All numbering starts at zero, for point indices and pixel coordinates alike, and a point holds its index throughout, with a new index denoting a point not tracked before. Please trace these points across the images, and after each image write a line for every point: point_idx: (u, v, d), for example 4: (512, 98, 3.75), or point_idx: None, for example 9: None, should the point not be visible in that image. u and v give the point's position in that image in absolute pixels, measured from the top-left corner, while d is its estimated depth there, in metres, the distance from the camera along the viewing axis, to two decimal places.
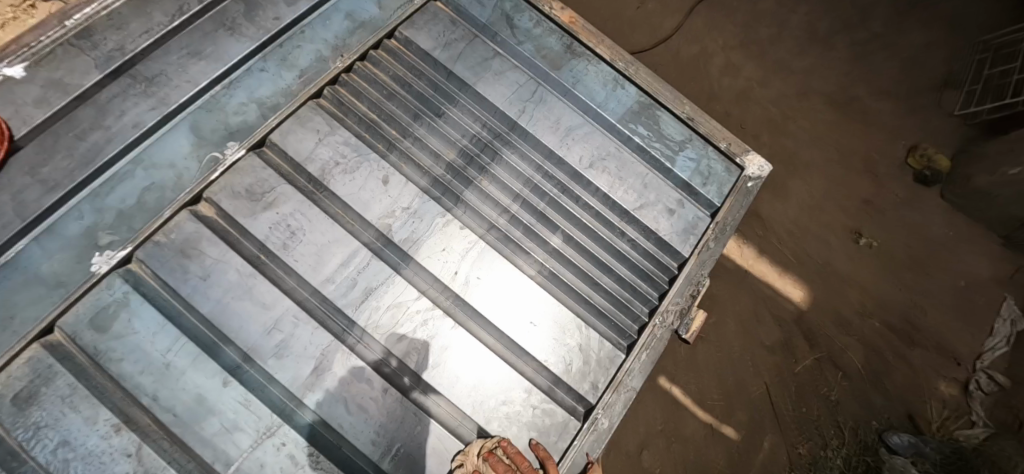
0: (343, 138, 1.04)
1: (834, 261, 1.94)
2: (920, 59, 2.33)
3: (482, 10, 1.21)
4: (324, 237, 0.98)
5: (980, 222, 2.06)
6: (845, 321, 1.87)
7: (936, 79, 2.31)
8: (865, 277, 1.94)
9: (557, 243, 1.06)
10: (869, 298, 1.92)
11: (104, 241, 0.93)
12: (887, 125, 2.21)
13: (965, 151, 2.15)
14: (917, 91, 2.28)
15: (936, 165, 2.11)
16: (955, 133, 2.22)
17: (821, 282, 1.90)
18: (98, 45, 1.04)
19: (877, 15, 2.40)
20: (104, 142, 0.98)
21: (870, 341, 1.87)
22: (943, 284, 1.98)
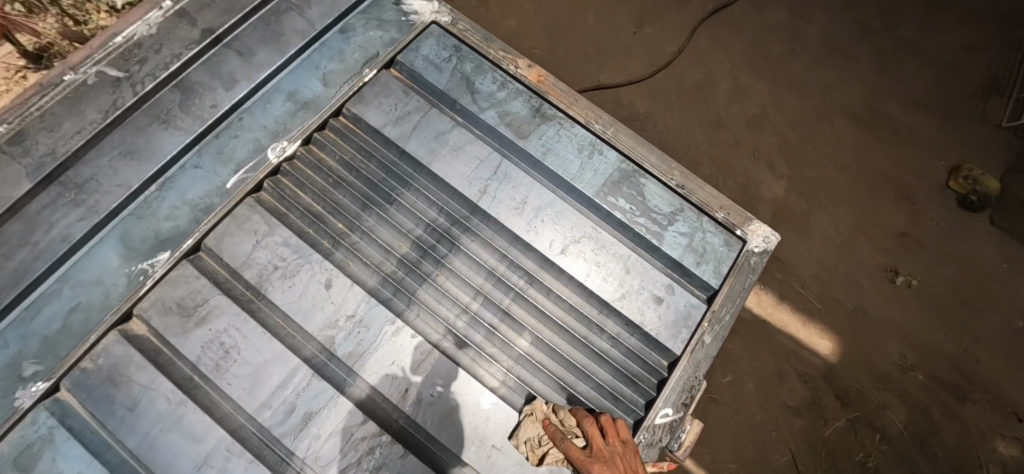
0: (282, 238, 0.95)
1: (865, 305, 1.88)
2: (951, 75, 2.30)
3: (439, 74, 1.09)
4: (260, 355, 0.89)
5: None
6: (882, 375, 1.80)
7: (970, 92, 2.26)
8: (905, 323, 1.87)
9: (524, 347, 0.95)
10: (909, 346, 1.84)
11: (28, 372, 0.85)
12: (922, 145, 2.15)
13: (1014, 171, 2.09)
14: (955, 105, 2.23)
15: (982, 187, 2.03)
16: (1002, 148, 2.15)
17: (854, 332, 1.85)
18: (30, 150, 0.98)
19: (902, 26, 2.40)
20: (31, 260, 0.91)
21: (914, 399, 1.77)
22: (996, 324, 1.88)
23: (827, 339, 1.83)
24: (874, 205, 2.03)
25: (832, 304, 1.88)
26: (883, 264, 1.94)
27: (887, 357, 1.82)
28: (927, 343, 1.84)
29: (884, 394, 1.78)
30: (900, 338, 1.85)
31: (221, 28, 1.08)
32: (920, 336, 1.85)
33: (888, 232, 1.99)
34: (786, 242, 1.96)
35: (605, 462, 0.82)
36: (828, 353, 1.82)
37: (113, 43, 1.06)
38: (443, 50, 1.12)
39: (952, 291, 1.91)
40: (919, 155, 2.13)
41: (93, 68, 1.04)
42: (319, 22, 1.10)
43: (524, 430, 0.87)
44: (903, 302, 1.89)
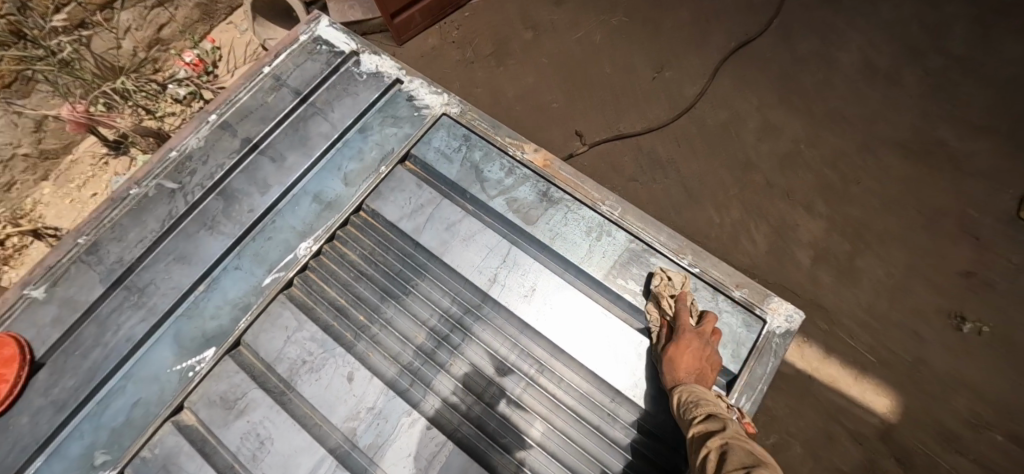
0: (310, 333, 1.04)
1: (929, 356, 1.75)
2: (1019, 91, 2.12)
3: (449, 165, 1.16)
4: (291, 446, 0.96)
5: None
6: (953, 436, 1.66)
7: None
8: (977, 376, 1.72)
9: (537, 436, 0.97)
10: (986, 402, 1.69)
11: (99, 461, 0.98)
12: (989, 173, 1.98)
13: None
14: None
15: None
16: None
17: (917, 387, 1.72)
18: (103, 258, 1.14)
19: (954, 41, 2.24)
20: (102, 359, 1.05)
21: (992, 463, 1.62)
22: None
23: (883, 395, 1.72)
24: (934, 243, 1.89)
25: (888, 357, 1.76)
26: (945, 309, 1.81)
27: (958, 416, 1.68)
28: (1005, 400, 1.69)
29: (957, 457, 1.64)
30: (972, 393, 1.70)
31: (257, 137, 1.21)
32: (995, 390, 1.70)
33: (953, 273, 1.85)
34: (832, 286, 1.87)
35: (704, 338, 0.93)
36: (886, 410, 1.70)
37: (168, 157, 1.21)
38: (451, 140, 1.19)
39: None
40: (985, 184, 1.96)
41: (153, 182, 1.20)
42: (341, 124, 1.21)
43: (672, 275, 1.01)
44: (973, 350, 1.75)
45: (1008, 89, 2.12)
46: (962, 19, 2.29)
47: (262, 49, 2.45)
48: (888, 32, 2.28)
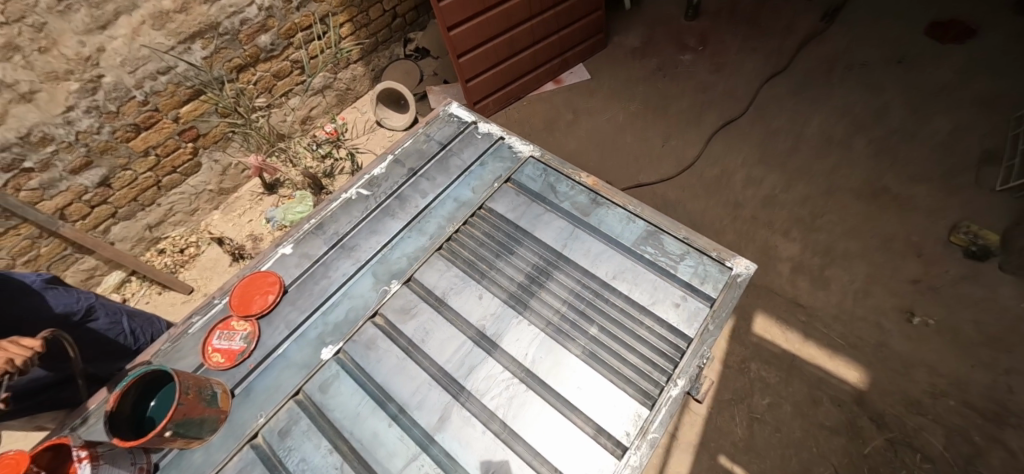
0: (455, 273, 1.73)
1: (889, 342, 2.28)
2: (948, 151, 2.80)
3: (535, 183, 1.92)
4: (445, 334, 1.61)
5: None
6: (916, 402, 2.13)
7: (968, 163, 2.74)
8: (929, 357, 2.22)
9: (594, 332, 1.57)
10: (940, 377, 2.17)
11: (328, 340, 1.65)
12: (928, 210, 2.61)
13: (1016, 225, 2.43)
14: (954, 175, 2.71)
15: (982, 241, 2.42)
16: (1007, 206, 2.56)
17: (882, 365, 2.23)
18: (325, 231, 1.89)
19: (893, 117, 2.99)
20: (328, 285, 1.76)
21: (950, 424, 2.07)
22: None
23: (854, 369, 2.23)
24: (886, 260, 2.49)
25: (856, 342, 2.30)
26: (898, 307, 2.36)
27: (917, 386, 2.16)
28: (956, 375, 2.16)
29: (919, 417, 2.10)
30: (927, 369, 2.19)
31: (418, 167, 2.03)
32: (946, 368, 2.19)
33: (901, 280, 2.43)
34: (807, 291, 2.46)
35: None
36: (858, 381, 2.20)
37: (363, 178, 2.03)
38: (536, 170, 1.95)
39: (972, 330, 2.26)
40: (924, 217, 2.59)
41: (354, 191, 1.99)
42: (469, 160, 2.01)
43: None
44: (923, 336, 2.27)
45: (939, 150, 2.81)
46: (899, 103, 3.05)
47: (377, 125, 3.52)
48: (840, 113, 3.07)
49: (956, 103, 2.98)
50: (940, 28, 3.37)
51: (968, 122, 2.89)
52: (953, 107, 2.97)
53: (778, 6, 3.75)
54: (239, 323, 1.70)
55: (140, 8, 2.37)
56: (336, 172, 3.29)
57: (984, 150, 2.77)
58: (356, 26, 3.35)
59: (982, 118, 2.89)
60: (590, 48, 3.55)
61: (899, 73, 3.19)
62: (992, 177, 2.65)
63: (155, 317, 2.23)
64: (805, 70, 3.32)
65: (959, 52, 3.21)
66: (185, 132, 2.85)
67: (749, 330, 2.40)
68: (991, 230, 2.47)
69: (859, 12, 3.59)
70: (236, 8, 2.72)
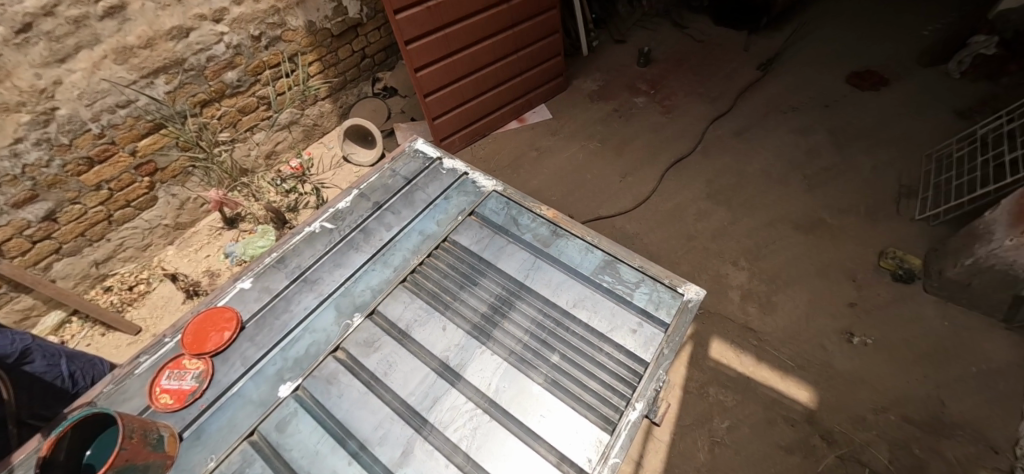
0: (419, 305, 1.75)
1: (833, 362, 2.41)
2: (873, 185, 3.08)
3: (498, 216, 1.98)
4: (408, 366, 1.61)
5: (967, 305, 2.51)
6: (860, 418, 2.24)
7: (891, 195, 3.02)
8: (870, 375, 2.36)
9: (556, 359, 1.60)
10: (880, 393, 2.30)
11: (286, 376, 1.61)
12: (860, 239, 2.84)
13: (933, 250, 2.67)
14: (880, 206, 2.97)
15: (906, 266, 2.66)
16: (927, 233, 2.82)
17: (828, 384, 2.34)
18: (288, 265, 1.88)
19: (824, 155, 3.28)
20: (289, 319, 1.73)
21: (893, 438, 2.18)
22: (955, 372, 2.33)
23: (804, 389, 2.34)
24: (826, 285, 2.67)
25: (804, 363, 2.42)
26: (839, 329, 2.51)
27: (861, 403, 2.28)
28: (894, 392, 2.30)
29: (865, 433, 2.21)
30: (868, 386, 2.32)
31: (383, 201, 2.06)
32: (885, 384, 2.32)
33: (840, 304, 2.60)
34: (757, 316, 2.59)
35: None
36: (808, 401, 2.30)
37: (327, 211, 2.04)
38: (499, 204, 2.02)
39: (905, 348, 2.42)
40: (856, 245, 2.81)
41: (318, 224, 2.00)
42: (434, 194, 2.07)
43: None
44: (863, 356, 2.41)
45: (866, 184, 3.09)
46: (829, 143, 3.35)
47: (343, 160, 3.54)
48: (778, 152, 3.34)
49: (877, 143, 3.31)
50: (857, 77, 3.79)
51: (888, 159, 3.21)
52: (875, 146, 3.29)
53: (719, 57, 4.12)
54: (191, 361, 1.65)
55: (103, 43, 2.40)
56: (301, 206, 3.26)
57: (902, 183, 3.06)
58: (325, 65, 3.44)
59: (899, 156, 3.21)
60: (551, 90, 3.75)
61: (828, 117, 3.52)
62: (911, 208, 2.93)
63: (100, 360, 2.17)
64: (746, 113, 3.61)
65: (876, 100, 3.60)
66: (142, 166, 2.80)
67: (706, 355, 2.48)
68: (914, 256, 2.71)
69: (789, 63, 3.99)
70: (203, 45, 2.76)
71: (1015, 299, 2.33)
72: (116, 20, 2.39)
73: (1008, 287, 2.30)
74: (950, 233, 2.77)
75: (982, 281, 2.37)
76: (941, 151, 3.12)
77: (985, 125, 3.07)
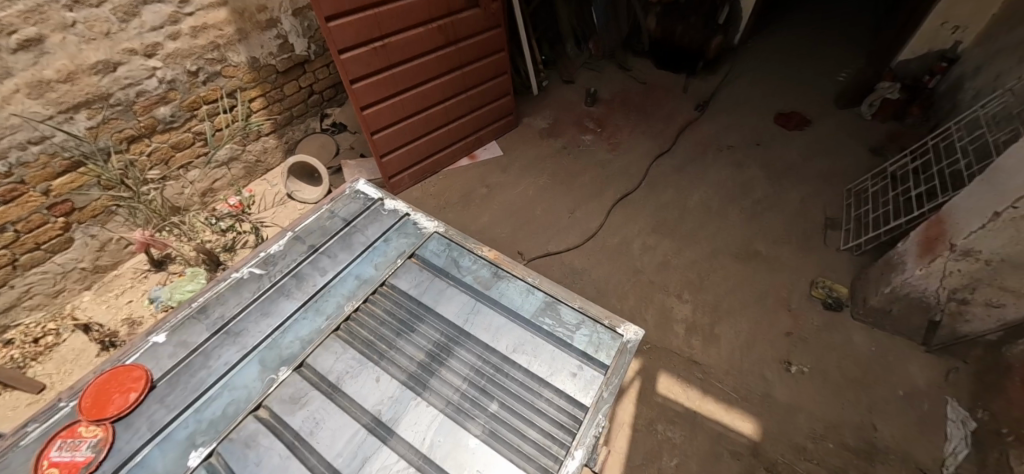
0: (352, 355, 1.66)
1: (774, 391, 2.46)
2: (802, 217, 3.26)
3: (439, 258, 1.94)
4: (336, 423, 1.50)
5: (891, 331, 2.65)
6: (801, 447, 2.28)
7: (819, 227, 3.20)
8: (808, 403, 2.41)
9: (494, 408, 1.54)
10: (818, 421, 2.36)
11: (199, 441, 1.47)
12: (793, 269, 2.97)
13: (858, 278, 2.82)
14: (809, 237, 3.14)
15: (835, 294, 2.80)
16: (852, 261, 2.98)
17: (770, 414, 2.38)
18: (209, 315, 1.75)
19: (758, 190, 3.46)
20: (206, 376, 1.60)
21: (832, 466, 2.23)
22: (885, 396, 2.43)
23: (748, 421, 2.36)
24: (765, 315, 2.75)
25: (746, 393, 2.45)
26: (778, 358, 2.58)
27: (801, 432, 2.33)
28: (831, 419, 2.36)
29: (807, 463, 2.24)
30: (807, 414, 2.38)
31: (319, 244, 1.98)
32: (823, 412, 2.39)
33: (778, 333, 2.68)
34: (701, 348, 2.63)
35: None
36: (752, 432, 2.33)
37: (257, 256, 1.93)
38: (440, 245, 1.99)
39: (838, 374, 2.51)
40: (790, 276, 2.93)
41: (246, 270, 1.88)
42: (373, 237, 2.01)
43: None
44: (801, 385, 2.47)
45: (796, 216, 3.26)
46: (762, 178, 3.54)
47: (287, 197, 3.42)
48: (717, 187, 3.49)
49: (805, 177, 3.53)
50: (784, 117, 4.06)
51: (815, 193, 3.41)
52: (803, 181, 3.50)
53: (660, 97, 4.33)
54: (89, 428, 1.48)
55: (15, 76, 2.25)
56: (239, 245, 3.11)
57: (829, 215, 3.26)
58: (269, 101, 3.36)
59: (825, 189, 3.43)
60: (501, 127, 3.82)
61: (760, 153, 3.74)
62: (836, 238, 3.11)
63: None
64: (686, 150, 3.78)
65: (802, 138, 3.87)
66: (56, 206, 2.60)
67: (654, 390, 2.48)
68: (841, 285, 2.86)
69: (724, 104, 4.24)
70: (133, 80, 2.64)
71: (931, 324, 2.50)
72: (31, 53, 2.26)
73: (923, 312, 2.47)
74: (872, 262, 2.95)
75: (901, 307, 2.53)
76: (859, 185, 3.37)
77: (894, 162, 3.34)
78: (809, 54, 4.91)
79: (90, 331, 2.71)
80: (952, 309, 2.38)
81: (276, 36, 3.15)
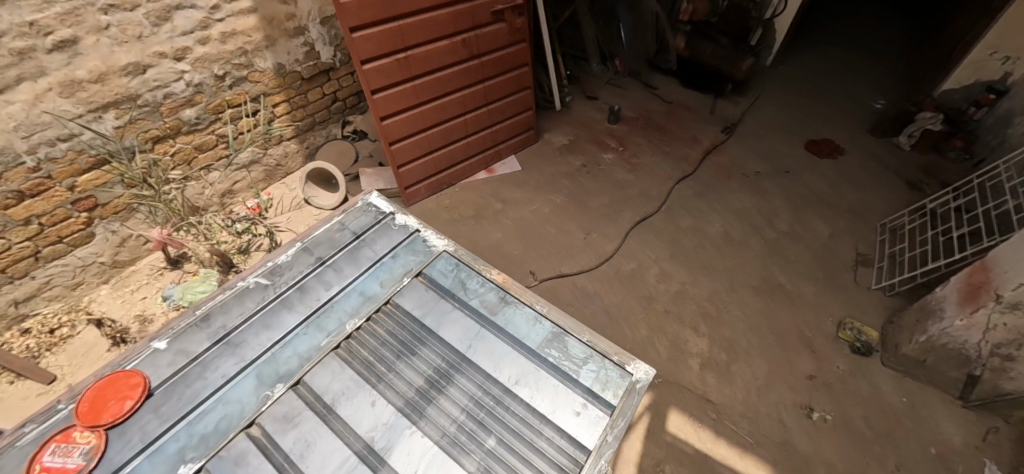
0: (349, 375, 1.61)
1: (792, 439, 2.32)
2: (831, 252, 3.10)
3: (446, 279, 1.89)
4: (328, 447, 1.46)
5: (925, 382, 2.48)
6: None
7: (848, 264, 3.03)
8: (829, 455, 2.26)
9: (491, 444, 1.47)
10: None
11: (188, 456, 1.44)
12: (818, 307, 2.81)
13: (890, 321, 2.66)
14: (837, 274, 2.98)
15: (864, 338, 2.63)
16: (884, 303, 2.82)
17: (787, 464, 2.24)
18: (212, 324, 1.74)
19: (784, 220, 3.31)
20: (202, 387, 1.57)
21: None
22: (915, 453, 2.26)
23: (762, 470, 2.23)
24: (785, 355, 2.61)
25: (762, 439, 2.32)
26: (798, 403, 2.44)
27: None
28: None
29: None
30: (827, 467, 2.23)
31: (326, 256, 1.96)
32: (845, 465, 2.23)
33: (799, 375, 2.53)
34: (716, 386, 2.51)
35: None
36: None
37: (264, 265, 1.92)
38: (448, 265, 1.94)
39: (864, 425, 2.35)
40: (815, 314, 2.78)
41: (252, 279, 1.87)
42: (381, 252, 1.98)
43: None
44: (823, 434, 2.33)
45: (824, 251, 3.11)
46: (789, 208, 3.39)
47: (304, 202, 3.44)
48: (740, 215, 3.36)
49: (836, 209, 3.37)
50: (815, 144, 3.91)
51: (847, 226, 3.25)
52: (834, 214, 3.34)
53: (685, 118, 4.23)
54: (83, 434, 1.47)
55: (48, 75, 2.31)
56: (253, 248, 3.13)
57: (860, 252, 3.09)
58: (293, 107, 3.39)
59: (857, 224, 3.26)
60: (518, 144, 3.79)
61: (788, 181, 3.59)
62: (867, 277, 2.95)
63: None
64: (710, 174, 3.67)
65: (834, 167, 3.70)
66: (80, 201, 2.66)
67: (663, 428, 2.36)
68: (871, 327, 2.70)
69: (752, 128, 4.11)
70: (161, 82, 2.69)
71: (969, 377, 2.32)
72: (66, 53, 2.32)
73: (961, 365, 2.30)
74: (906, 305, 2.78)
75: (938, 358, 2.35)
76: (895, 221, 3.19)
77: (934, 199, 3.16)
78: (845, 79, 4.74)
79: (102, 326, 2.75)
80: (994, 365, 2.21)
81: (303, 43, 3.19)
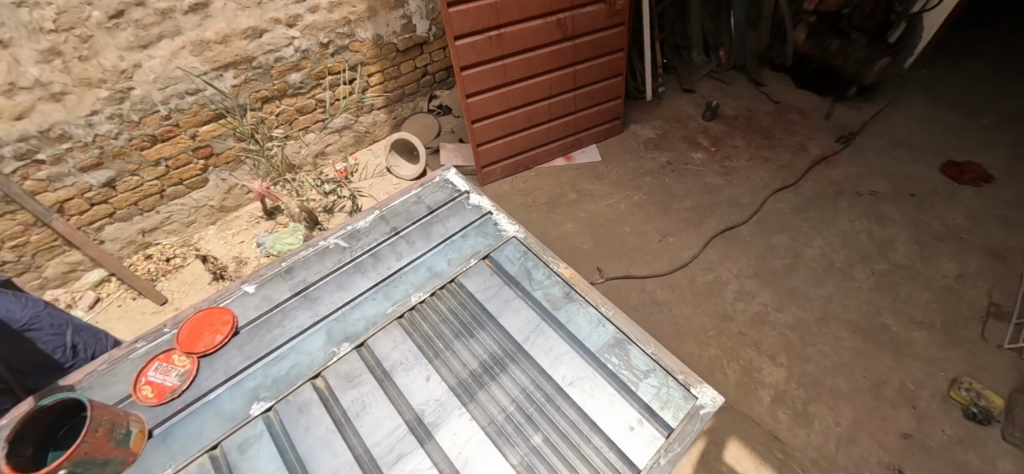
0: (409, 346, 1.67)
1: None
2: (953, 296, 2.69)
3: (513, 265, 1.87)
4: (382, 412, 1.52)
5: None
6: None
7: (974, 313, 2.61)
8: None
9: (536, 441, 1.45)
10: None
11: (261, 395, 1.57)
12: (927, 357, 2.47)
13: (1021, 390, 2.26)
14: (958, 323, 2.58)
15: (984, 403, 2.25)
16: (1014, 366, 2.41)
17: None
18: (294, 277, 1.89)
19: (899, 252, 2.91)
20: (280, 334, 1.72)
21: None
22: None
23: None
24: (877, 405, 2.33)
25: None
26: (886, 461, 2.17)
27: None
28: None
29: None
30: None
31: (401, 228, 2.05)
32: None
33: (890, 430, 2.25)
34: (789, 425, 2.30)
35: None
36: None
37: (344, 228, 2.07)
38: (516, 252, 1.92)
39: None
40: (922, 365, 2.44)
41: (332, 240, 2.03)
42: (452, 230, 2.03)
43: None
44: None
45: (945, 294, 2.70)
46: (907, 239, 2.98)
47: (386, 171, 3.59)
48: (844, 239, 3.00)
49: (967, 248, 2.90)
50: (953, 167, 3.36)
51: (980, 270, 2.79)
52: (964, 252, 2.88)
53: (794, 123, 3.83)
54: (180, 358, 1.65)
55: (183, 34, 2.56)
56: (336, 209, 3.33)
57: (992, 301, 2.65)
58: (387, 78, 3.51)
59: (994, 268, 2.79)
60: (600, 134, 3.65)
61: (911, 208, 3.14)
62: (998, 332, 2.52)
63: (107, 333, 2.30)
64: (815, 189, 3.30)
65: (974, 197, 3.18)
66: (199, 149, 2.97)
67: (720, 457, 2.22)
68: (993, 392, 2.31)
69: (874, 140, 3.63)
70: (273, 46, 2.88)
71: None
72: (199, 15, 2.55)
73: None
74: None
75: None
76: None
77: None
78: (1009, 93, 3.99)
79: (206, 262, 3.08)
80: None
81: (402, 16, 3.27)
